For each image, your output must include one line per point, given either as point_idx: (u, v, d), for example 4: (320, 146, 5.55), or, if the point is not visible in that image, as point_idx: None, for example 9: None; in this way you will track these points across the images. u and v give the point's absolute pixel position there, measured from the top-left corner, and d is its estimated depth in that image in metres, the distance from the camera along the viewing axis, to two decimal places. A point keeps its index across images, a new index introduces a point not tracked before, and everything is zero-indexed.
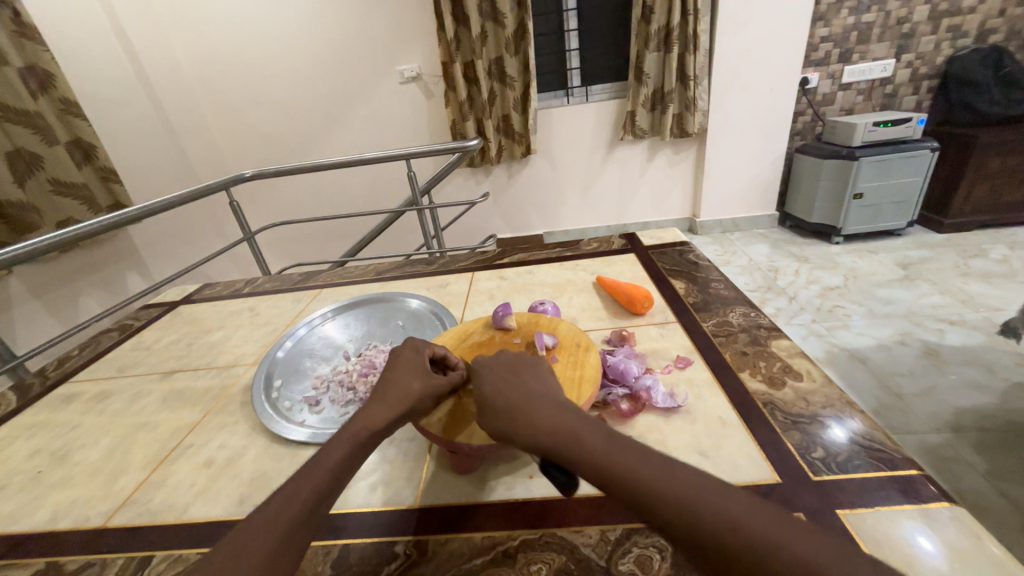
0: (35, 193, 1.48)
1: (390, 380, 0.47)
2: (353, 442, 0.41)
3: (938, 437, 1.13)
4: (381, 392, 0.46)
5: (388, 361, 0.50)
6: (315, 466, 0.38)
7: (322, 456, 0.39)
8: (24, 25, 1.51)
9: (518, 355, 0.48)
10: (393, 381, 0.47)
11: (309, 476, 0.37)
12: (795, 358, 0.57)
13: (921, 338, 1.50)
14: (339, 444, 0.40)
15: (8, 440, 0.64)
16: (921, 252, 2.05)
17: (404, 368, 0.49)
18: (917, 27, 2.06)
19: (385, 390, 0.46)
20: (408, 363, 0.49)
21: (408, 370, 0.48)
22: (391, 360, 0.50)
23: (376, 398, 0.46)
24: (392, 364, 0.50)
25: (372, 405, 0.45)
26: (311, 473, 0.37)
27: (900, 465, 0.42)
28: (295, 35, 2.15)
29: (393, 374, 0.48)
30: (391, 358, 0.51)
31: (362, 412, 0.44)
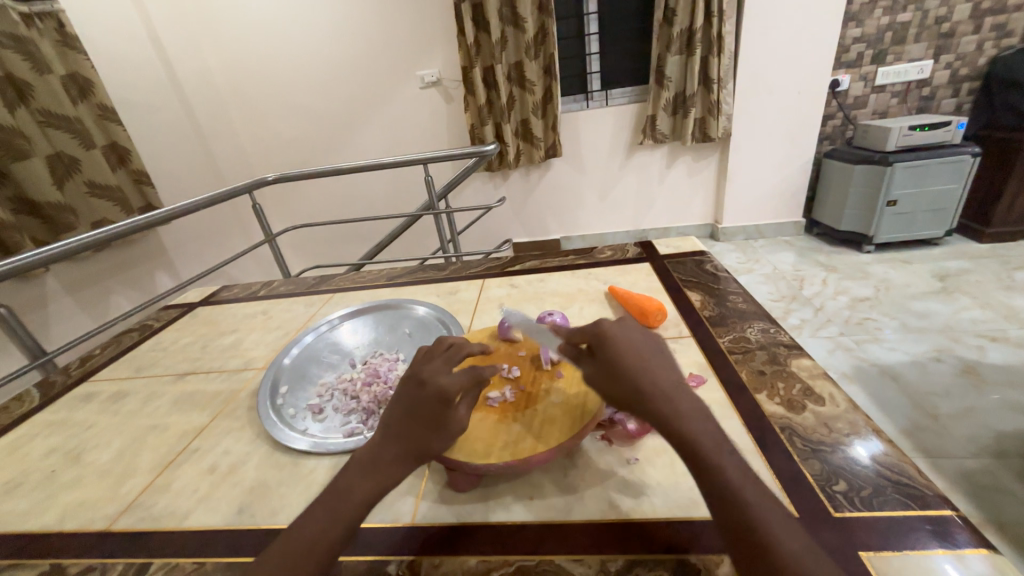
0: (73, 195, 1.55)
1: (406, 423, 0.41)
2: (371, 480, 0.39)
3: (976, 462, 1.06)
4: (398, 436, 0.41)
5: (405, 393, 0.43)
6: (328, 507, 0.37)
7: (335, 497, 0.38)
8: (68, 36, 1.59)
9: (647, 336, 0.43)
10: (411, 428, 0.41)
11: (323, 523, 0.36)
12: (817, 379, 0.54)
13: (959, 355, 1.42)
14: (354, 480, 0.39)
15: (28, 437, 0.66)
16: (960, 263, 1.94)
17: (425, 410, 0.41)
18: (958, 27, 1.96)
19: (398, 438, 0.41)
20: (430, 410, 0.41)
21: (429, 419, 0.41)
22: (412, 390, 0.42)
23: (392, 435, 0.41)
24: (412, 397, 0.42)
25: (392, 439, 0.41)
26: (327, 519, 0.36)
27: (932, 504, 0.38)
28: (321, 42, 2.20)
29: (415, 418, 0.41)
30: (412, 389, 0.43)
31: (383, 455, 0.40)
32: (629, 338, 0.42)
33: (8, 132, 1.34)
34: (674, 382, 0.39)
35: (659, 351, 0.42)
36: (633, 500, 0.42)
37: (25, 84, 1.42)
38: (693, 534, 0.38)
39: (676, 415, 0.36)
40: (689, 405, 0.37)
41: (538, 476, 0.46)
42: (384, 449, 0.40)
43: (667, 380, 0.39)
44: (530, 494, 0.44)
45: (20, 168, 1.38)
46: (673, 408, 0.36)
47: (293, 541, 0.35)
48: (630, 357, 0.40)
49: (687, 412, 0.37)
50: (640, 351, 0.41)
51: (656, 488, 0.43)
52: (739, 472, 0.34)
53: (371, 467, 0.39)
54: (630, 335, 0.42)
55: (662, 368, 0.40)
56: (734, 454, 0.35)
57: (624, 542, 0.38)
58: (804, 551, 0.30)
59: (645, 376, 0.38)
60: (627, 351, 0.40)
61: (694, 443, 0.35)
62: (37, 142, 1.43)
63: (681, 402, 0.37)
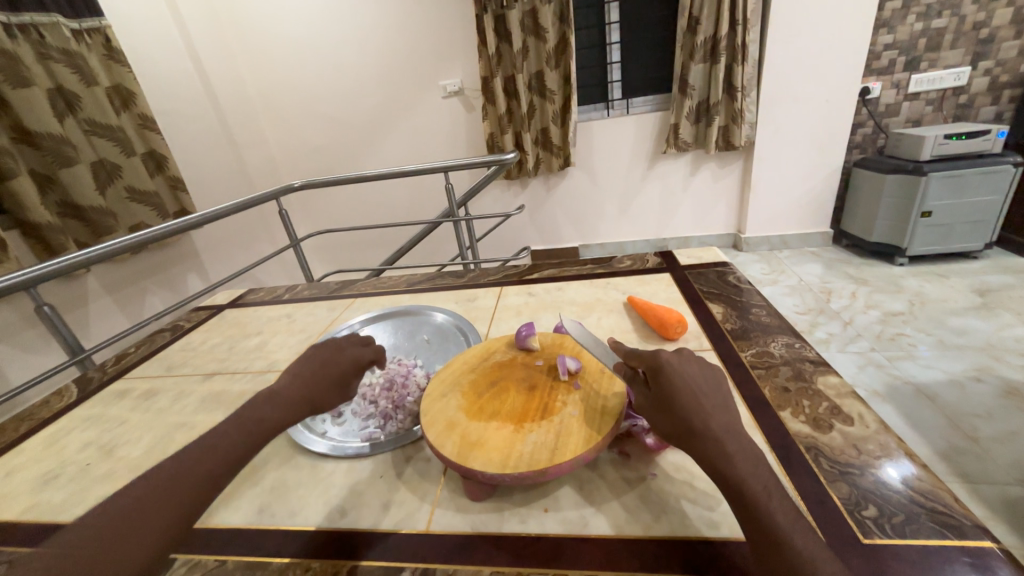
0: (113, 200, 1.63)
1: (312, 381, 0.50)
2: (254, 429, 0.44)
3: (1020, 489, 1.00)
4: (301, 385, 0.49)
5: (325, 351, 0.53)
6: (204, 458, 0.39)
7: (225, 437, 0.42)
8: (114, 50, 1.68)
9: (703, 373, 0.44)
10: (312, 385, 0.50)
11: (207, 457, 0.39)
12: (846, 399, 0.52)
13: (1000, 375, 1.34)
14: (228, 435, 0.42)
15: (66, 431, 0.70)
16: (1002, 278, 1.85)
17: (331, 370, 0.51)
18: (998, 32, 1.88)
19: (304, 390, 0.49)
20: (336, 371, 0.52)
21: (332, 381, 0.51)
22: (329, 355, 0.53)
23: (291, 390, 0.48)
24: (325, 358, 0.52)
25: (285, 394, 0.48)
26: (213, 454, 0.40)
27: (969, 535, 0.36)
28: (347, 54, 2.27)
29: (323, 374, 0.51)
30: (326, 353, 0.53)
31: (279, 396, 0.47)
32: (686, 373, 0.44)
33: (57, 141, 1.41)
34: (725, 422, 0.39)
35: (718, 390, 0.43)
36: (651, 517, 0.41)
37: (73, 96, 1.51)
38: (717, 553, 0.37)
39: (722, 455, 0.37)
40: (738, 445, 0.38)
41: (552, 490, 0.46)
42: (275, 400, 0.47)
43: (718, 419, 0.40)
44: (545, 507, 0.44)
45: (68, 175, 1.45)
46: (719, 447, 0.37)
47: (167, 484, 0.36)
48: (684, 393, 0.42)
49: (735, 452, 0.37)
50: (694, 387, 0.42)
51: (674, 503, 0.42)
52: (788, 516, 0.33)
53: (249, 422, 0.44)
54: (687, 370, 0.44)
55: (711, 407, 0.41)
56: (783, 497, 0.35)
57: (643, 557, 0.38)
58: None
59: (696, 412, 0.40)
60: (678, 383, 0.42)
61: (741, 483, 0.35)
62: (81, 150, 1.51)
63: (732, 442, 0.38)
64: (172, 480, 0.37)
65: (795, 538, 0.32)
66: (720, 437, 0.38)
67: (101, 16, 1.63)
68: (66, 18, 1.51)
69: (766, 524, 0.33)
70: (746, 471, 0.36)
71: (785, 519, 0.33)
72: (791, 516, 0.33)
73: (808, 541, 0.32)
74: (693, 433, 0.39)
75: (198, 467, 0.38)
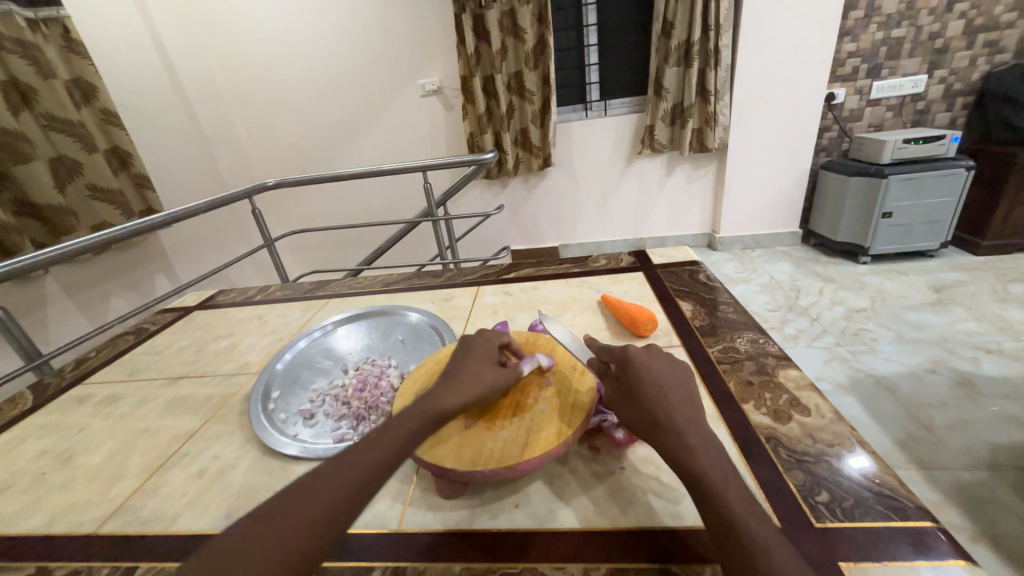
0: (74, 198, 1.56)
1: (462, 369, 0.49)
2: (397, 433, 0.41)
3: (970, 474, 1.06)
4: (454, 377, 0.48)
5: (460, 344, 0.54)
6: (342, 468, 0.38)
7: (369, 444, 0.41)
8: (73, 41, 1.61)
9: (675, 372, 0.46)
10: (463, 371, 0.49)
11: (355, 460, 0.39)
12: (805, 391, 0.54)
13: (954, 367, 1.42)
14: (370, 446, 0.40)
15: (20, 439, 0.67)
16: (956, 275, 1.95)
17: (476, 359, 0.51)
18: (951, 42, 1.99)
19: (458, 375, 0.48)
20: (482, 356, 0.51)
21: (479, 365, 0.50)
22: (467, 349, 0.52)
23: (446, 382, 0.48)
24: (465, 352, 0.52)
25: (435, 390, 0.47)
26: (357, 459, 0.39)
27: (912, 515, 0.39)
28: (323, 50, 2.23)
29: (470, 363, 0.50)
30: (465, 349, 0.53)
31: (434, 391, 0.46)
32: (653, 369, 0.45)
33: (12, 136, 1.35)
34: (688, 416, 0.41)
35: (683, 383, 0.45)
36: (618, 509, 0.42)
37: (29, 88, 1.44)
38: (677, 543, 0.39)
39: (684, 446, 0.38)
40: (699, 436, 0.39)
41: (524, 485, 0.46)
42: (430, 396, 0.46)
43: (682, 414, 0.41)
44: (516, 503, 0.45)
45: (23, 171, 1.38)
46: (682, 439, 0.39)
47: (302, 495, 0.36)
48: (651, 389, 0.43)
49: (695, 442, 0.39)
50: (661, 382, 0.44)
51: (641, 495, 0.43)
52: (743, 505, 0.35)
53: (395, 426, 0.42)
54: (655, 367, 0.46)
55: (677, 402, 0.42)
56: (739, 487, 0.36)
57: (608, 550, 0.39)
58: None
59: (661, 407, 0.41)
60: (647, 380, 0.44)
61: (701, 474, 0.37)
62: (39, 146, 1.44)
63: (693, 433, 0.39)
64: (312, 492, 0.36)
65: (749, 525, 0.33)
66: (684, 430, 0.39)
67: (59, 6, 1.56)
68: (21, 6, 1.43)
69: (724, 513, 0.34)
70: (708, 463, 0.37)
71: (741, 509, 0.35)
72: (747, 506, 0.35)
73: (761, 529, 0.33)
74: (660, 428, 0.40)
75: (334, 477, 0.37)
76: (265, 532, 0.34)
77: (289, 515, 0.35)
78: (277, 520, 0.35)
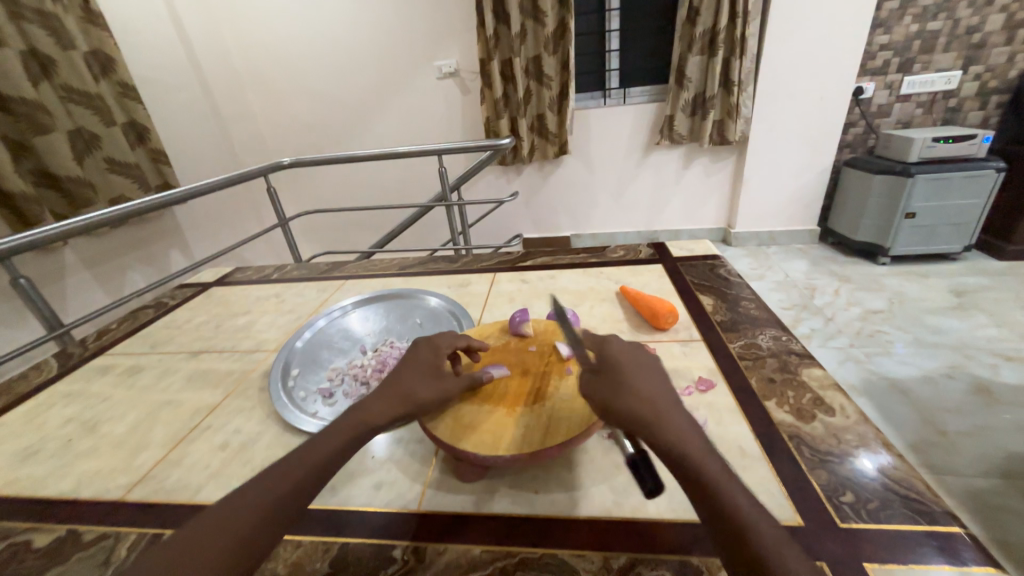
0: (92, 171, 1.57)
1: (402, 376, 0.47)
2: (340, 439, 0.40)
3: (984, 481, 1.05)
4: (388, 388, 0.45)
5: (406, 351, 0.50)
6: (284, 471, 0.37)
7: (310, 447, 0.39)
8: (92, 12, 1.60)
9: (640, 355, 0.43)
10: (401, 380, 0.47)
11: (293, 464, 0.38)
12: (828, 390, 0.53)
13: (972, 373, 1.40)
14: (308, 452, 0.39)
15: (46, 406, 0.68)
16: (978, 279, 1.91)
17: (416, 368, 0.48)
18: (989, 37, 1.91)
19: (394, 383, 0.46)
20: (425, 362, 0.49)
21: (422, 372, 0.48)
22: (412, 356, 0.50)
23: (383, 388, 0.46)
24: (409, 359, 0.49)
25: (369, 399, 0.44)
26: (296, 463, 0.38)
27: (939, 519, 0.38)
28: (340, 28, 2.20)
29: (409, 374, 0.47)
30: (414, 355, 0.50)
31: (365, 401, 0.44)
32: (626, 355, 0.42)
33: (31, 106, 1.35)
34: (668, 404, 0.37)
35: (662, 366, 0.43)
36: (637, 501, 0.42)
37: (47, 59, 1.44)
38: (697, 537, 0.38)
39: (670, 429, 0.35)
40: (685, 419, 0.37)
41: (541, 471, 0.47)
42: (362, 406, 0.43)
43: (661, 401, 0.38)
44: (534, 488, 0.45)
45: (42, 142, 1.39)
46: (670, 424, 0.36)
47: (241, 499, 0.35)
48: (627, 375, 0.40)
49: (683, 426, 0.36)
50: (641, 365, 0.41)
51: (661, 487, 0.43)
52: (738, 489, 0.32)
53: (325, 441, 0.40)
54: (627, 352, 0.43)
55: (654, 390, 0.39)
56: (732, 478, 0.33)
57: (626, 540, 0.39)
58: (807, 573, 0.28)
59: (640, 394, 0.38)
60: (624, 369, 0.40)
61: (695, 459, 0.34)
62: (58, 117, 1.45)
63: (679, 416, 0.37)
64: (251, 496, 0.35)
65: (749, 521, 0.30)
66: (666, 420, 0.36)
67: None
68: None
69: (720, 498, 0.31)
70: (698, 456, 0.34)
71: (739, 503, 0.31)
72: (745, 502, 0.32)
73: (762, 523, 0.30)
74: (641, 419, 0.36)
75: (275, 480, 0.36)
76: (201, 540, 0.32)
77: (223, 522, 0.33)
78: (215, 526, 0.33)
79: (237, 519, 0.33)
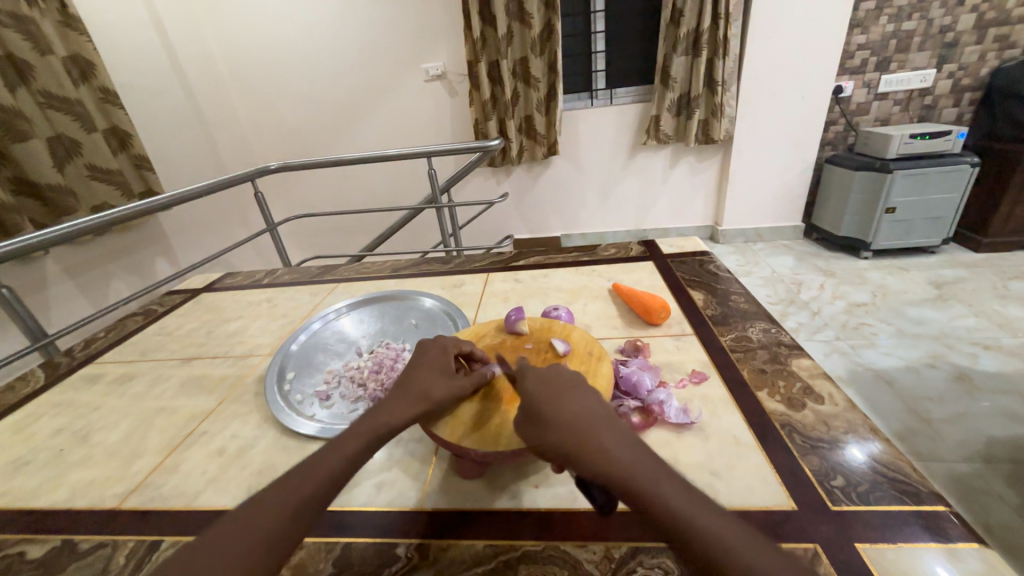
0: (73, 178, 1.54)
1: (414, 376, 0.48)
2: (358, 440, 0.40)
3: (967, 466, 1.08)
4: (405, 391, 0.46)
5: (414, 354, 0.51)
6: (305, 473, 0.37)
7: (330, 450, 0.39)
8: (70, 16, 1.57)
9: (556, 372, 0.44)
10: (414, 380, 0.47)
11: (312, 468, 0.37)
12: (817, 379, 0.55)
13: (952, 362, 1.44)
14: (327, 455, 0.39)
15: (34, 417, 0.67)
16: (956, 271, 1.96)
17: (427, 369, 0.48)
18: (961, 37, 1.97)
19: (407, 385, 0.47)
20: (435, 361, 0.49)
21: (434, 370, 0.48)
22: (421, 358, 0.50)
23: (397, 391, 0.47)
24: (419, 361, 0.50)
25: (385, 403, 0.45)
26: (315, 467, 0.37)
27: (926, 500, 0.40)
28: (325, 31, 2.19)
29: (421, 374, 0.48)
30: (422, 356, 0.50)
31: (383, 404, 0.45)
32: (544, 382, 0.42)
33: (8, 113, 1.33)
34: (591, 418, 0.38)
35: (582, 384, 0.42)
36: None
37: (25, 65, 1.41)
38: None
39: (601, 453, 0.34)
40: (614, 435, 0.36)
41: (541, 466, 0.47)
42: (378, 409, 0.44)
43: (586, 417, 0.38)
44: (535, 482, 0.45)
45: (20, 149, 1.36)
46: (601, 447, 0.35)
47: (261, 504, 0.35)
48: (547, 403, 0.39)
49: (613, 443, 0.35)
50: (561, 392, 0.41)
51: None
52: (681, 497, 0.32)
53: (345, 441, 0.40)
54: (546, 378, 0.43)
55: (577, 407, 0.39)
56: (669, 477, 0.33)
57: (626, 529, 0.40)
58: (770, 563, 0.28)
59: (563, 418, 0.38)
60: (541, 400, 0.40)
61: (632, 478, 0.33)
62: (35, 124, 1.42)
63: (607, 434, 0.36)
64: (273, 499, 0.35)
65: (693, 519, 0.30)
66: (595, 437, 0.36)
67: None
68: None
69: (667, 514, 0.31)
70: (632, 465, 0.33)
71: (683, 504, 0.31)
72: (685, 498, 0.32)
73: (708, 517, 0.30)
74: (567, 447, 0.36)
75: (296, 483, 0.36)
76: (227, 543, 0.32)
77: (246, 529, 0.33)
78: (240, 531, 0.33)
79: (262, 522, 0.34)
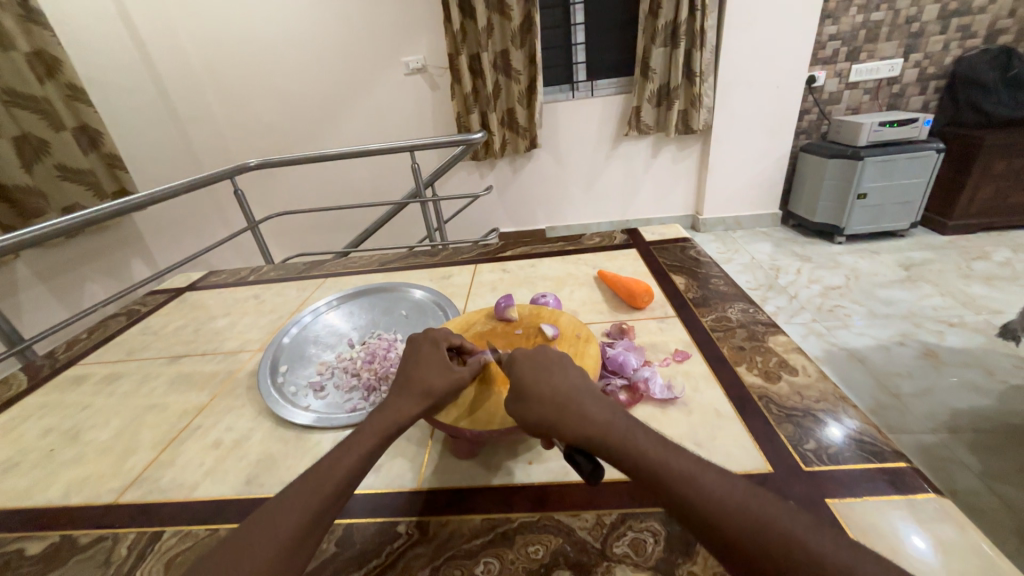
0: (42, 178, 1.49)
1: (413, 373, 0.48)
2: (370, 438, 0.42)
3: (932, 436, 1.15)
4: (406, 390, 0.47)
5: (407, 351, 0.51)
6: (322, 471, 0.39)
7: (346, 448, 0.41)
8: (31, 10, 1.51)
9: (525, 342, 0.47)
10: (414, 374, 0.48)
11: (328, 468, 0.39)
12: (792, 353, 0.58)
13: (921, 340, 1.51)
14: (343, 454, 0.40)
15: (20, 419, 0.66)
16: (924, 253, 2.05)
17: (423, 364, 0.49)
18: (926, 27, 2.05)
19: (408, 383, 0.47)
20: (431, 356, 0.50)
21: (431, 364, 0.49)
22: (416, 354, 0.51)
23: (399, 390, 0.47)
24: (416, 356, 0.50)
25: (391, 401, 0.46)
26: (332, 466, 0.39)
27: (889, 458, 0.43)
28: (301, 24, 2.14)
29: (418, 370, 0.49)
30: (417, 352, 0.51)
31: (388, 403, 0.46)
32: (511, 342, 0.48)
33: None
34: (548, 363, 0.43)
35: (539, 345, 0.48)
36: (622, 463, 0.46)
37: None
38: None
39: (549, 384, 0.41)
40: (593, 402, 0.39)
41: (534, 444, 0.49)
42: (384, 409, 0.45)
43: (543, 363, 0.43)
44: (529, 459, 0.47)
45: None
46: (548, 382, 0.41)
47: (284, 503, 0.37)
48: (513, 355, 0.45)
49: (565, 380, 0.41)
50: (543, 366, 0.43)
51: None
52: (619, 418, 0.37)
53: (359, 440, 0.41)
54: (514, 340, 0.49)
55: (537, 358, 0.44)
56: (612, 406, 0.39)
57: (618, 498, 0.42)
58: (684, 464, 0.33)
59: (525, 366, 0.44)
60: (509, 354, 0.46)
61: (574, 405, 0.38)
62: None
63: (557, 372, 0.42)
64: (294, 497, 0.37)
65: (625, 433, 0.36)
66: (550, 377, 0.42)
67: None
68: None
69: (646, 467, 0.33)
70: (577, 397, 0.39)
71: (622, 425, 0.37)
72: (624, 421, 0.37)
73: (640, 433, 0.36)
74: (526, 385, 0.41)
75: (315, 480, 0.38)
76: (255, 540, 0.34)
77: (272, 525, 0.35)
78: (266, 528, 0.35)
79: (287, 520, 0.35)
